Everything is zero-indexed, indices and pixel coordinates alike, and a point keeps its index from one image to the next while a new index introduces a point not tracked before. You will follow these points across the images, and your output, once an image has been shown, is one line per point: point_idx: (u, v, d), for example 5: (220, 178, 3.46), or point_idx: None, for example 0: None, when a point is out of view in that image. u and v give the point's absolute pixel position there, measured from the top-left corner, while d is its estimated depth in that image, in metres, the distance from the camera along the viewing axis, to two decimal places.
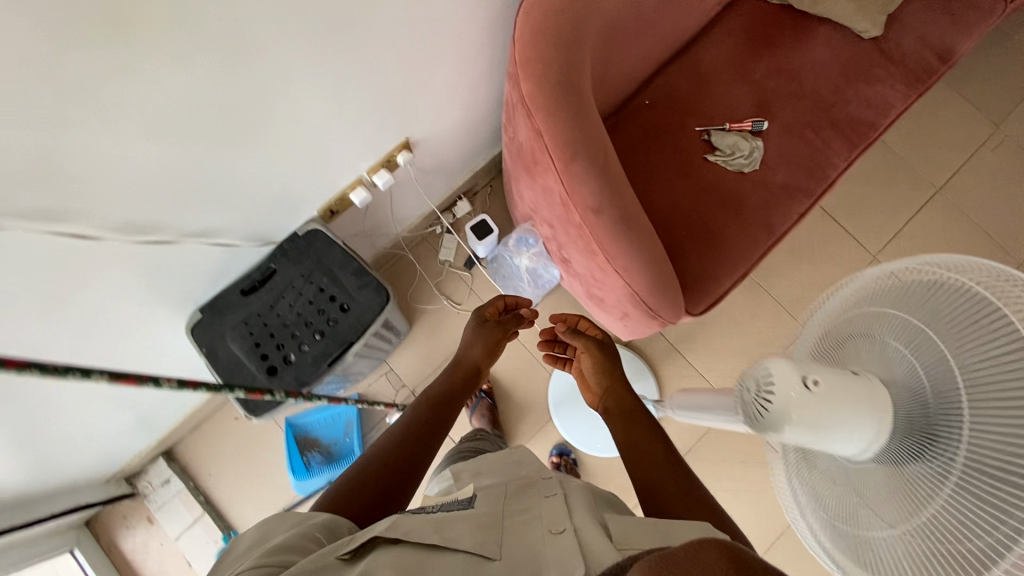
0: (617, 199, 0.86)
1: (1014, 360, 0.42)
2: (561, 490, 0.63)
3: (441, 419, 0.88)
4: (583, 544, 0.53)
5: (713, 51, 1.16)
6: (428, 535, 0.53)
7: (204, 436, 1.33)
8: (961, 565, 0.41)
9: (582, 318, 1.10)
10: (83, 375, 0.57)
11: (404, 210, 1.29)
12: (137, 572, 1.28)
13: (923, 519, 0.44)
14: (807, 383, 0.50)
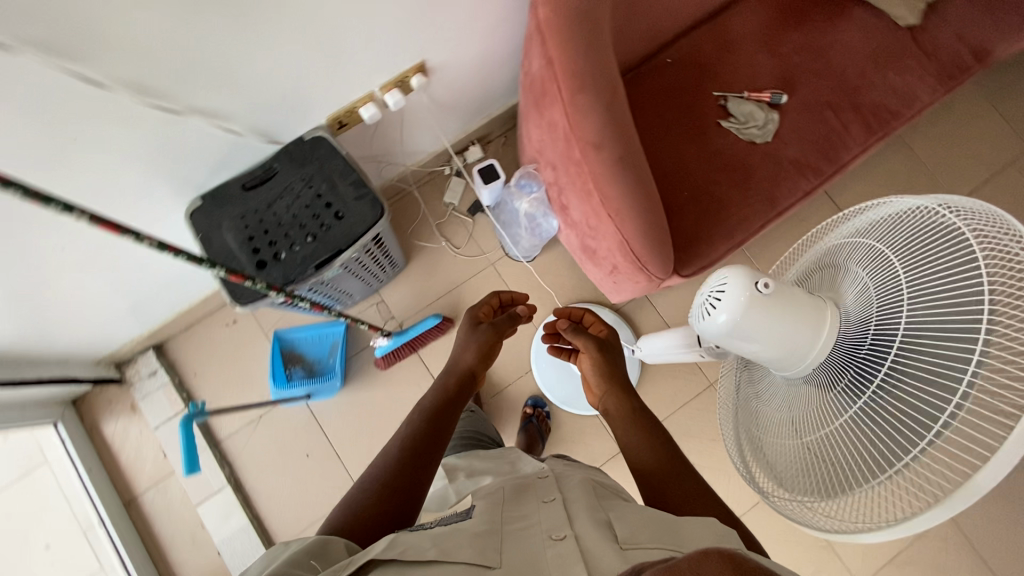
0: (618, 138, 0.86)
1: (948, 305, 0.48)
2: (557, 496, 0.69)
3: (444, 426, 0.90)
4: (582, 548, 0.58)
5: (744, 19, 1.15)
6: (426, 551, 0.57)
7: (195, 336, 1.37)
8: (845, 467, 0.51)
9: (587, 314, 1.10)
10: (65, 209, 0.62)
11: (416, 143, 1.30)
12: (114, 454, 1.33)
13: (828, 432, 0.54)
14: (760, 285, 0.56)
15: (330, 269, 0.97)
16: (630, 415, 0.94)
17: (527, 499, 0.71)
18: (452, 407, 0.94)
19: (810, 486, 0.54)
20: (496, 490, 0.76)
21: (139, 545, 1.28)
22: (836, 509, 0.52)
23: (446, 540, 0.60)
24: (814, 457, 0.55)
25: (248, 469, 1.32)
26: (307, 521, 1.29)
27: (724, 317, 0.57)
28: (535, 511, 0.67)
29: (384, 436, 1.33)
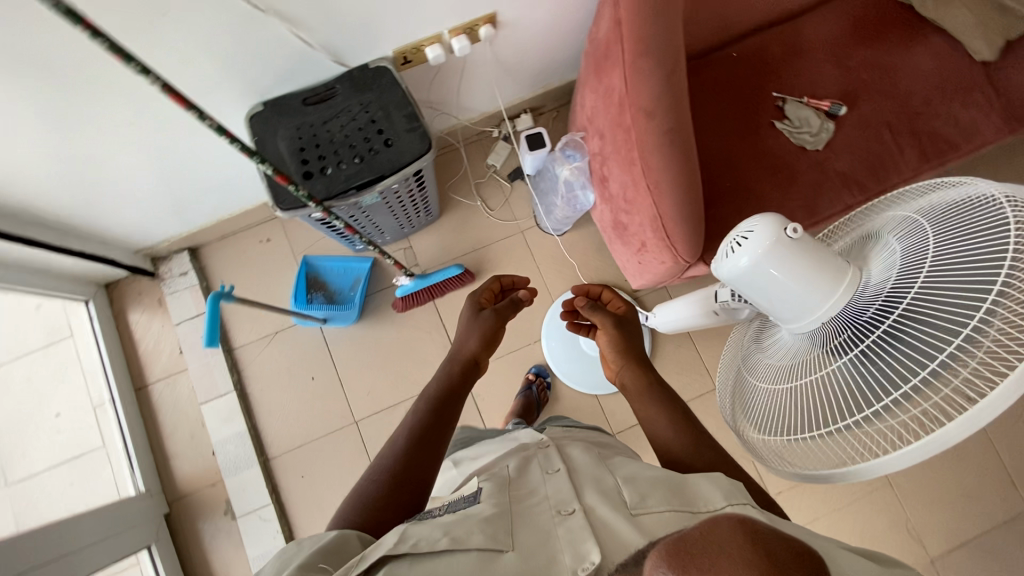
0: (672, 109, 0.87)
1: (970, 269, 0.48)
2: (562, 467, 0.73)
3: (440, 425, 0.86)
4: (594, 523, 0.61)
5: (817, 27, 1.14)
6: (438, 539, 0.59)
7: (229, 247, 1.43)
8: (830, 409, 0.53)
9: (605, 290, 1.04)
10: (142, 70, 0.66)
11: (472, 99, 1.33)
12: (134, 342, 1.40)
13: (819, 377, 0.55)
14: (789, 230, 0.56)
15: (371, 192, 1.00)
16: (647, 388, 0.93)
17: (531, 474, 0.74)
18: (453, 401, 0.91)
19: (779, 426, 0.57)
20: (499, 467, 0.79)
21: (141, 430, 1.34)
22: (798, 449, 0.55)
23: (457, 528, 0.61)
24: (789, 401, 0.57)
25: (255, 380, 1.36)
26: (302, 439, 1.34)
27: (748, 260, 0.57)
28: (541, 485, 0.70)
29: (389, 375, 1.37)
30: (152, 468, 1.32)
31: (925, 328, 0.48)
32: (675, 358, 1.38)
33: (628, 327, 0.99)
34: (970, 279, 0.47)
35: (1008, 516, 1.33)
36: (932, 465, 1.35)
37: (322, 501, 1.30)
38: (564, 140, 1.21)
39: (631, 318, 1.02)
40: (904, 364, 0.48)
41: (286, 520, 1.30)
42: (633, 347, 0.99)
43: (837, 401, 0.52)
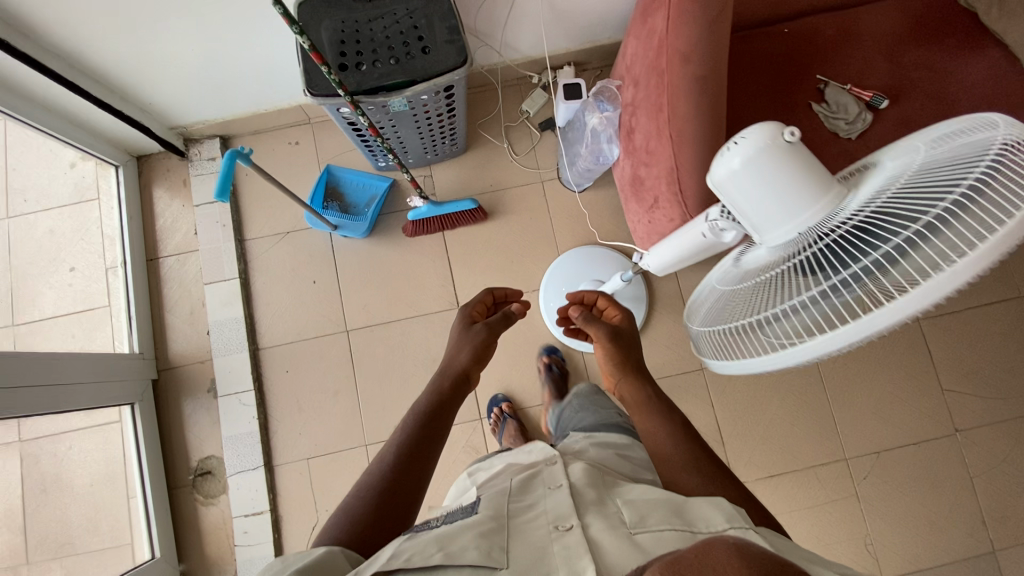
0: (710, 57, 0.87)
1: (947, 173, 0.41)
2: (563, 483, 0.75)
3: (428, 435, 0.89)
4: (589, 539, 0.62)
5: (876, 17, 1.12)
6: (432, 555, 0.61)
7: (258, 143, 1.47)
8: (760, 303, 0.48)
9: (600, 299, 1.06)
10: None
11: (518, 39, 1.33)
12: (153, 215, 1.45)
13: (763, 277, 0.51)
14: (786, 136, 0.48)
15: (399, 95, 1.02)
16: (643, 400, 0.92)
17: (533, 490, 0.77)
18: (442, 415, 0.95)
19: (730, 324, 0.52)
20: (504, 485, 0.83)
21: (145, 299, 1.39)
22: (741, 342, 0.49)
23: (450, 544, 0.63)
24: (741, 297, 0.52)
25: (258, 272, 1.40)
26: (292, 337, 1.38)
27: (737, 163, 0.50)
28: (541, 502, 0.73)
29: (387, 293, 1.40)
30: (149, 337, 1.37)
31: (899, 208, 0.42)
32: (669, 331, 1.38)
33: (628, 337, 0.99)
34: (958, 164, 0.41)
35: (972, 553, 1.31)
36: (906, 488, 1.33)
37: (301, 398, 1.35)
38: (598, 87, 1.22)
39: (627, 329, 1.02)
40: (867, 248, 0.42)
41: (264, 409, 1.35)
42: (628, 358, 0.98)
43: (787, 287, 0.46)
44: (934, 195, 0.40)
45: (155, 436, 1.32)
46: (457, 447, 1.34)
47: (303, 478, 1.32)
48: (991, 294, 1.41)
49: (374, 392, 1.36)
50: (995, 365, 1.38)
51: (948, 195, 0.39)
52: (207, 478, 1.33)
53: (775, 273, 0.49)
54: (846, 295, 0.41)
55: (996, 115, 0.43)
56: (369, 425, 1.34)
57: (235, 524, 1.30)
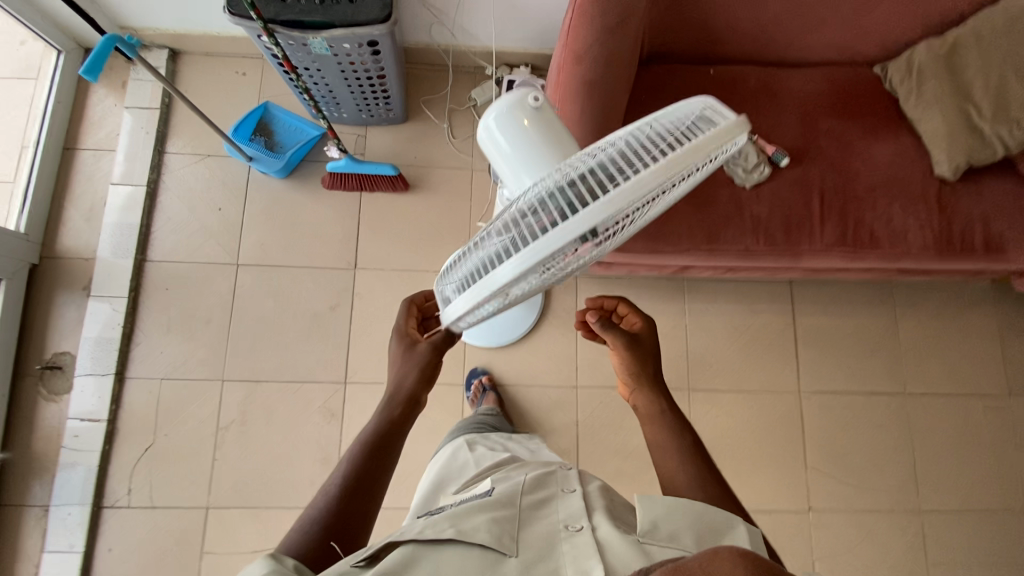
0: (601, 65, 0.91)
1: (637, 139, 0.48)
2: (577, 488, 0.70)
3: (374, 470, 0.69)
4: (598, 541, 0.60)
5: (800, 82, 1.14)
6: (444, 529, 0.60)
7: (205, 65, 1.46)
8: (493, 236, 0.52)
9: (622, 304, 0.83)
10: None
11: (474, 26, 1.34)
12: (81, 106, 1.43)
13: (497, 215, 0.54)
14: (533, 100, 0.53)
15: (316, 35, 1.02)
16: (655, 412, 0.81)
17: (549, 483, 0.73)
18: (386, 459, 0.70)
19: (459, 257, 0.56)
20: (516, 477, 0.76)
21: (48, 183, 1.37)
22: (454, 277, 0.55)
23: (463, 521, 0.63)
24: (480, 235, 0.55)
25: (168, 187, 1.40)
26: (183, 256, 1.36)
27: (493, 123, 0.53)
28: (555, 500, 0.69)
29: (290, 237, 1.39)
30: (41, 222, 1.35)
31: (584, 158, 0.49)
32: (555, 343, 1.38)
33: (649, 348, 0.82)
34: (635, 126, 0.49)
35: None
36: None
37: (172, 317, 1.33)
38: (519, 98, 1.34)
39: (649, 337, 0.82)
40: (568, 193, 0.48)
41: (132, 320, 1.33)
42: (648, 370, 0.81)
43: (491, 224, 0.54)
44: (602, 154, 0.48)
45: (13, 318, 1.29)
46: (311, 406, 1.30)
47: (152, 397, 1.30)
48: (876, 385, 1.41)
49: (247, 331, 1.34)
50: (863, 453, 1.38)
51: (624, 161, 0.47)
52: (55, 373, 1.30)
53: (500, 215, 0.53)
54: (520, 231, 0.48)
55: (688, 101, 0.51)
56: (232, 363, 1.32)
57: (68, 425, 1.27)
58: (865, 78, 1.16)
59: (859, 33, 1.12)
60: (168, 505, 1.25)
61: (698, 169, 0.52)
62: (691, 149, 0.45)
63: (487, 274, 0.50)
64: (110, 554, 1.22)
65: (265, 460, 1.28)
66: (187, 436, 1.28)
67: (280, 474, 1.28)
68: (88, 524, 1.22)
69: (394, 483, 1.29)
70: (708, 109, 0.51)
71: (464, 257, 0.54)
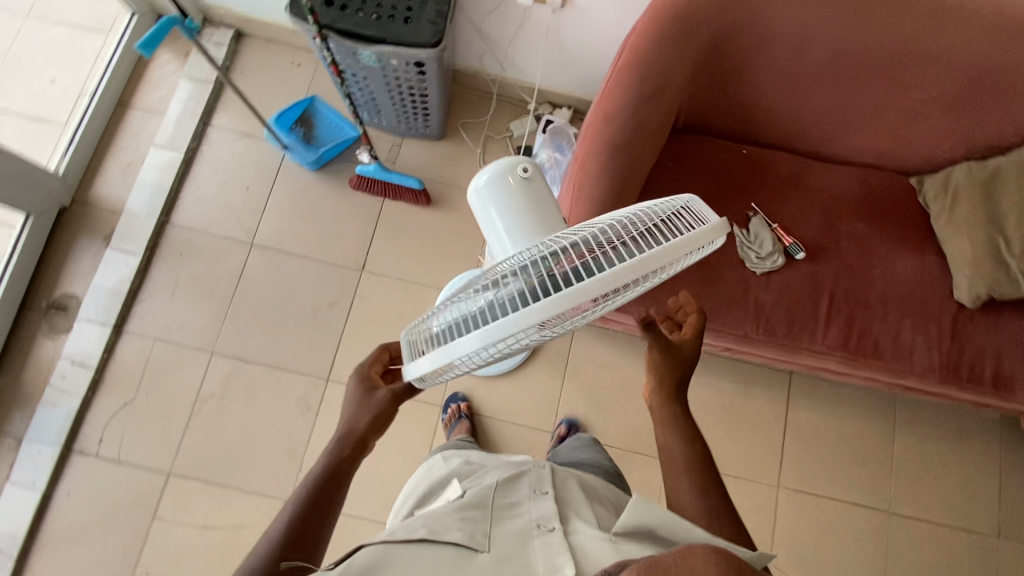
0: (628, 129, 0.93)
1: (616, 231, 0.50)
2: (549, 491, 0.72)
3: (316, 511, 0.65)
4: (570, 543, 0.62)
5: (832, 179, 1.13)
6: (418, 530, 0.63)
7: (265, 51, 1.52)
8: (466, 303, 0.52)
9: (688, 314, 0.76)
10: None
11: (525, 62, 1.38)
12: (143, 68, 1.50)
13: (474, 283, 0.55)
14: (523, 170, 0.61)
15: (367, 48, 1.06)
16: (669, 417, 0.76)
17: (518, 485, 0.74)
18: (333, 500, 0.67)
19: (430, 317, 0.56)
20: (486, 480, 0.78)
21: (96, 133, 1.43)
22: (421, 336, 0.56)
23: (436, 521, 0.65)
24: (454, 298, 0.55)
25: (204, 159, 1.45)
26: (202, 226, 1.40)
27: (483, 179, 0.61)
28: (526, 501, 0.70)
29: (307, 228, 1.42)
30: (81, 168, 1.41)
31: (566, 242, 0.51)
32: (539, 384, 1.37)
33: (688, 363, 0.76)
34: (618, 221, 0.51)
35: None
36: None
37: (179, 282, 1.37)
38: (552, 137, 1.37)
39: (689, 357, 0.75)
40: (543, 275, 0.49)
41: (142, 277, 1.37)
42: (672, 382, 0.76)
43: (470, 289, 0.54)
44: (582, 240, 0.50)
45: (32, 254, 1.34)
46: (289, 396, 1.32)
47: (143, 354, 1.33)
48: (858, 495, 1.36)
49: (247, 310, 1.37)
50: (832, 565, 1.32)
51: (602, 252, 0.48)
52: (59, 312, 1.35)
53: (477, 285, 0.54)
54: (490, 304, 0.49)
55: (671, 200, 0.53)
56: (224, 337, 1.35)
57: (59, 364, 1.31)
58: (900, 187, 1.14)
59: (902, 143, 1.10)
60: (133, 462, 1.27)
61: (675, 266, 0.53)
62: (667, 251, 0.46)
63: (453, 339, 0.50)
64: (67, 498, 1.24)
65: (234, 439, 1.30)
66: (166, 399, 1.31)
67: (246, 455, 1.29)
68: (55, 465, 1.25)
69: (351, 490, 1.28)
70: (692, 211, 0.52)
71: (435, 318, 0.55)
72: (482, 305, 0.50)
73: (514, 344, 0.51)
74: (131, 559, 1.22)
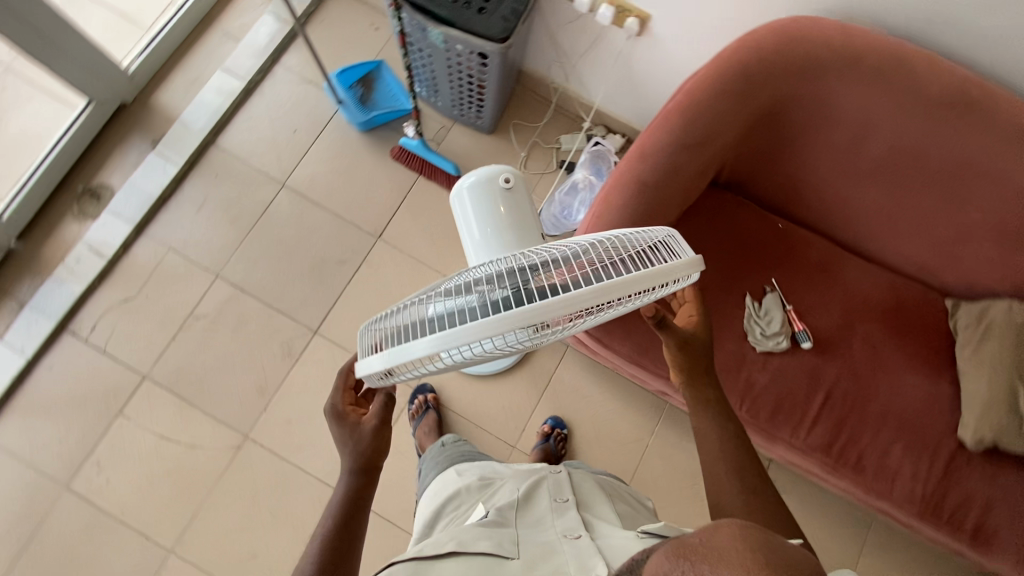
0: (662, 172, 0.91)
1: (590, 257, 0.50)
2: (571, 498, 0.74)
3: (347, 544, 0.66)
4: (598, 545, 0.63)
5: (864, 277, 1.08)
6: (445, 545, 0.63)
7: (348, 6, 1.56)
8: (428, 306, 0.51)
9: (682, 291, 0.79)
10: None
11: (590, 79, 1.36)
12: None
13: (441, 287, 0.54)
14: (506, 180, 0.84)
15: (435, 27, 1.07)
16: (701, 400, 0.75)
17: (538, 499, 0.75)
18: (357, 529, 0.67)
19: (391, 316, 0.55)
20: (503, 494, 0.78)
21: (173, 44, 1.49)
22: (378, 334, 0.54)
23: (461, 534, 0.65)
24: (416, 299, 0.54)
25: (264, 93, 1.49)
26: (243, 155, 1.45)
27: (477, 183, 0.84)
28: (549, 513, 0.71)
29: (339, 183, 1.45)
30: (150, 72, 1.47)
31: (539, 259, 0.50)
32: (515, 396, 1.36)
33: (704, 344, 0.76)
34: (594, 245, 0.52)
35: None
36: None
37: (207, 201, 1.42)
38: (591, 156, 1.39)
39: (703, 327, 0.76)
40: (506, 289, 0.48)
41: (174, 187, 1.42)
42: (695, 360, 0.76)
43: (435, 291, 0.54)
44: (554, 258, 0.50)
45: (84, 139, 1.40)
46: (274, 338, 1.34)
47: (154, 259, 1.38)
48: None
49: (260, 245, 1.40)
50: None
51: (572, 275, 0.48)
52: (93, 199, 1.41)
53: (441, 290, 0.53)
54: (451, 310, 0.48)
55: (644, 236, 0.56)
56: (232, 264, 1.38)
57: (78, 247, 1.37)
58: (931, 306, 1.08)
59: (946, 262, 1.04)
60: (115, 357, 1.32)
61: (642, 299, 0.53)
62: (628, 283, 0.46)
63: (409, 339, 0.48)
64: (48, 372, 1.30)
65: (213, 362, 1.33)
66: (163, 307, 1.35)
67: (218, 381, 1.32)
68: (46, 338, 1.31)
69: (305, 443, 1.29)
70: (663, 248, 0.54)
71: (395, 316, 0.54)
72: (443, 311, 0.49)
73: (472, 355, 0.50)
74: (87, 446, 1.27)
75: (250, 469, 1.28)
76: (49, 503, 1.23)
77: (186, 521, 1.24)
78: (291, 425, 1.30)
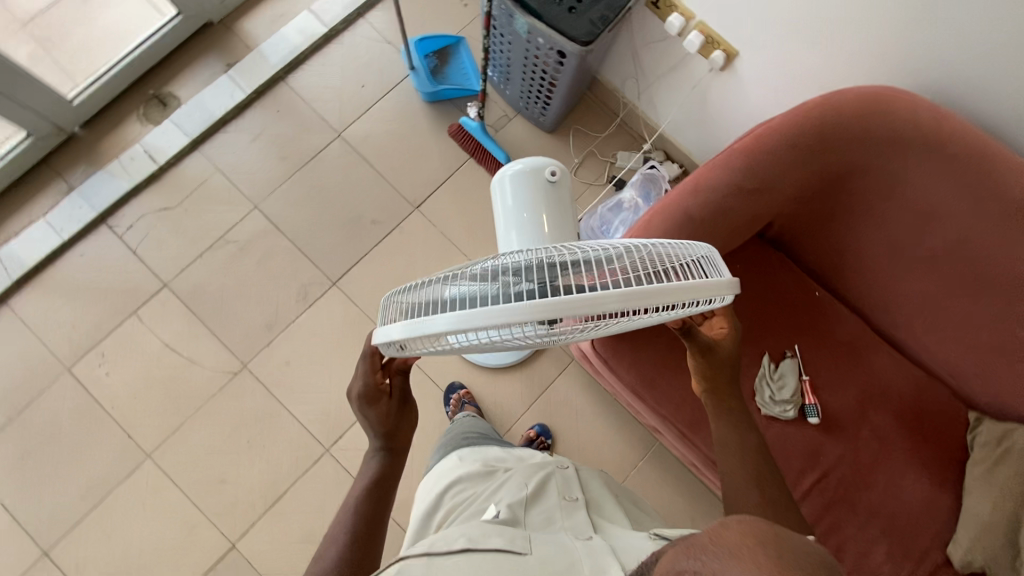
0: (711, 208, 0.89)
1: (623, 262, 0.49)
2: (580, 497, 0.73)
3: (373, 518, 0.68)
4: (611, 547, 0.62)
5: (891, 367, 1.04)
6: (457, 540, 0.60)
7: None
8: (452, 285, 0.50)
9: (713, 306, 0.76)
10: None
11: (662, 103, 1.35)
12: None
13: (468, 268, 0.53)
14: (552, 173, 0.84)
15: (522, 16, 1.07)
16: (723, 409, 0.74)
17: (547, 495, 0.74)
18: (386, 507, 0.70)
19: (414, 291, 0.55)
20: (510, 482, 0.76)
21: None
22: (400, 307, 0.54)
23: (472, 530, 0.62)
24: (441, 277, 0.54)
25: (342, 43, 1.51)
26: (307, 98, 1.47)
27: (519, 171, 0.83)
28: (559, 513, 0.70)
29: (393, 146, 1.46)
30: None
31: (573, 257, 0.49)
32: (509, 395, 1.35)
33: (731, 359, 0.74)
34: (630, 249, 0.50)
35: None
36: None
37: (263, 133, 1.45)
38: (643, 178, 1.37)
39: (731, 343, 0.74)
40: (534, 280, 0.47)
41: (237, 112, 1.45)
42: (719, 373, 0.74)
43: (461, 271, 0.53)
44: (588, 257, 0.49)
45: (165, 48, 1.44)
46: (294, 279, 1.37)
47: (201, 176, 1.41)
48: None
49: (302, 187, 1.42)
50: None
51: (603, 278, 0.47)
52: (160, 106, 1.45)
53: (468, 271, 0.52)
54: (476, 292, 0.47)
55: (680, 249, 0.54)
56: (272, 199, 1.41)
57: (135, 147, 1.41)
58: (953, 414, 1.03)
59: (980, 373, 0.99)
60: (143, 259, 1.36)
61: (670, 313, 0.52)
62: (661, 293, 0.45)
63: (430, 315, 0.48)
64: (78, 258, 1.35)
65: (231, 288, 1.36)
66: (199, 223, 1.39)
67: (232, 306, 1.35)
68: (85, 226, 1.36)
69: (297, 387, 1.31)
70: (698, 266, 0.53)
71: (418, 291, 0.53)
72: (468, 292, 0.48)
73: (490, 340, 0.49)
74: (97, 336, 1.31)
75: (241, 398, 1.30)
76: (49, 380, 1.28)
77: (171, 429, 1.28)
78: (288, 366, 1.32)
